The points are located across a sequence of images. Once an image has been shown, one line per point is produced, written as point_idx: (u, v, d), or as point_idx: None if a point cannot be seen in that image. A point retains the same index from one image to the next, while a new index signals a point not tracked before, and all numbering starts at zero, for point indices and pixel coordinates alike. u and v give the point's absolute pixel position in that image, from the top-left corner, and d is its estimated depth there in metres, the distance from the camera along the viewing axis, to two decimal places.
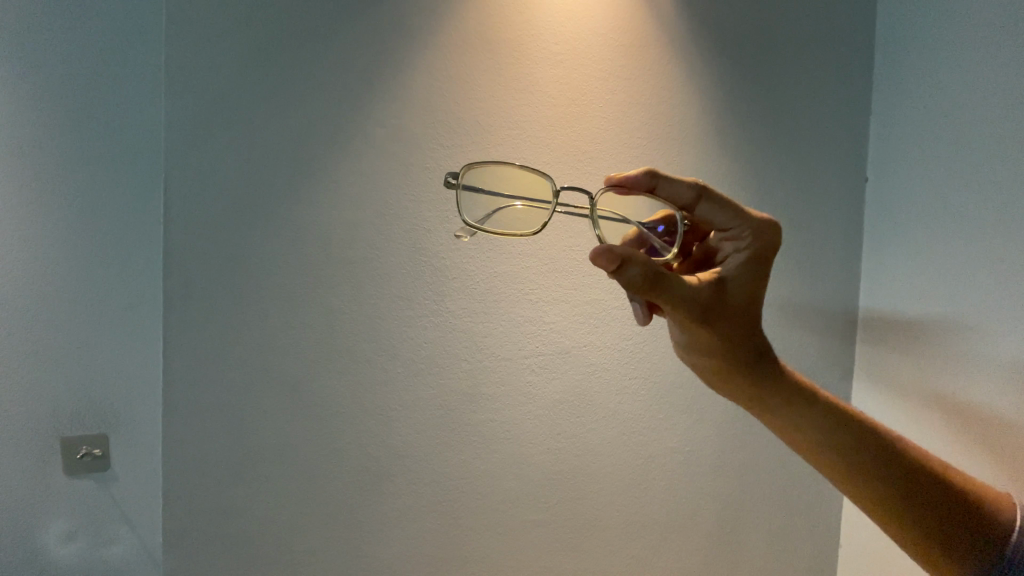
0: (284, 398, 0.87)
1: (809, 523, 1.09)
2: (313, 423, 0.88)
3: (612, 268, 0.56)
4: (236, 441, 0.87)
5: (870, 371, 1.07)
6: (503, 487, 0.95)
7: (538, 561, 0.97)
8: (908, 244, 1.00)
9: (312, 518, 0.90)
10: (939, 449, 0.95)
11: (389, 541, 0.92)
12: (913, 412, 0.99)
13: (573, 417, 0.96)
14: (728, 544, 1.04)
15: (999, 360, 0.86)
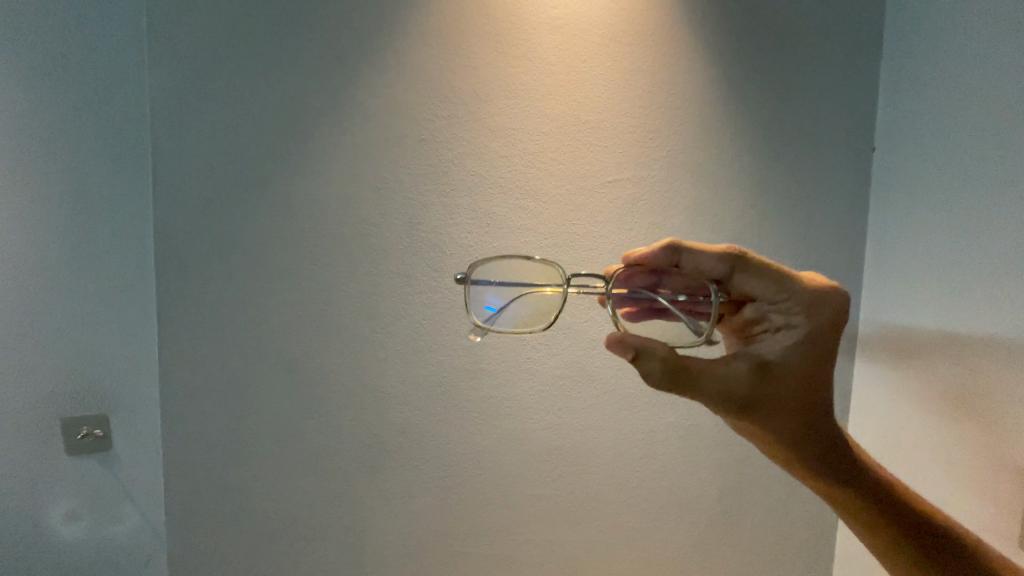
0: (271, 381, 0.86)
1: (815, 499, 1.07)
2: (303, 405, 0.88)
3: (628, 358, 0.55)
4: (235, 420, 0.87)
5: (857, 378, 1.07)
6: (504, 462, 0.95)
7: (538, 533, 0.98)
8: (899, 235, 0.98)
9: (316, 494, 0.90)
10: (939, 430, 0.91)
11: (394, 518, 0.92)
12: (914, 393, 0.95)
13: (574, 395, 0.96)
14: (728, 516, 1.04)
15: (990, 348, 0.82)
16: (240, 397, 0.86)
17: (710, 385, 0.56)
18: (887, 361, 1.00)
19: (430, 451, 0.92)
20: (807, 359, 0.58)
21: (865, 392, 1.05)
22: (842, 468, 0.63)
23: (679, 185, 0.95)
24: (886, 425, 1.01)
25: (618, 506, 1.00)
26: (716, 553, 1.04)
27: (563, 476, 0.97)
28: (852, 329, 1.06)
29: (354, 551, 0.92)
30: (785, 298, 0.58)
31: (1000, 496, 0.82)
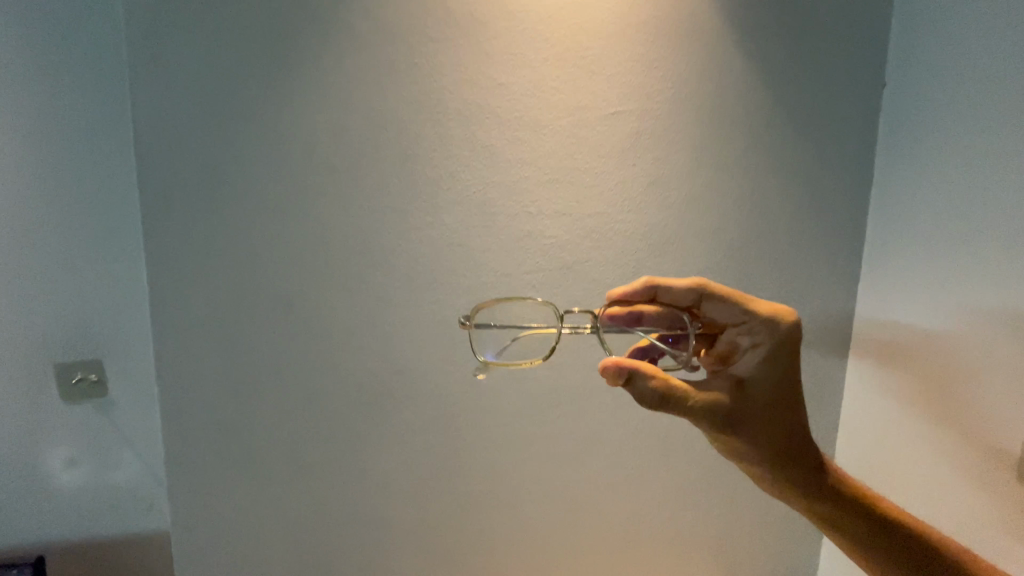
0: (266, 321, 0.85)
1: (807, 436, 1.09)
2: (300, 345, 0.86)
3: (621, 381, 0.61)
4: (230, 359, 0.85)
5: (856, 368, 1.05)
6: (504, 403, 0.94)
7: (538, 473, 0.98)
8: (906, 208, 0.94)
9: (316, 434, 0.90)
10: (934, 373, 0.90)
11: (394, 457, 0.92)
12: (912, 337, 0.93)
13: (575, 336, 0.94)
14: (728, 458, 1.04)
15: (993, 288, 0.80)
16: (236, 338, 0.85)
17: (694, 400, 0.62)
18: (879, 357, 1.00)
19: (430, 391, 0.91)
20: (773, 372, 0.66)
21: (865, 348, 1.03)
22: (822, 484, 0.67)
23: (682, 118, 0.91)
24: (884, 369, 1.00)
25: (618, 447, 1.00)
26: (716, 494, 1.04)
27: (561, 417, 0.97)
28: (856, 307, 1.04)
29: (355, 490, 0.93)
30: (749, 321, 0.68)
31: (995, 434, 0.81)
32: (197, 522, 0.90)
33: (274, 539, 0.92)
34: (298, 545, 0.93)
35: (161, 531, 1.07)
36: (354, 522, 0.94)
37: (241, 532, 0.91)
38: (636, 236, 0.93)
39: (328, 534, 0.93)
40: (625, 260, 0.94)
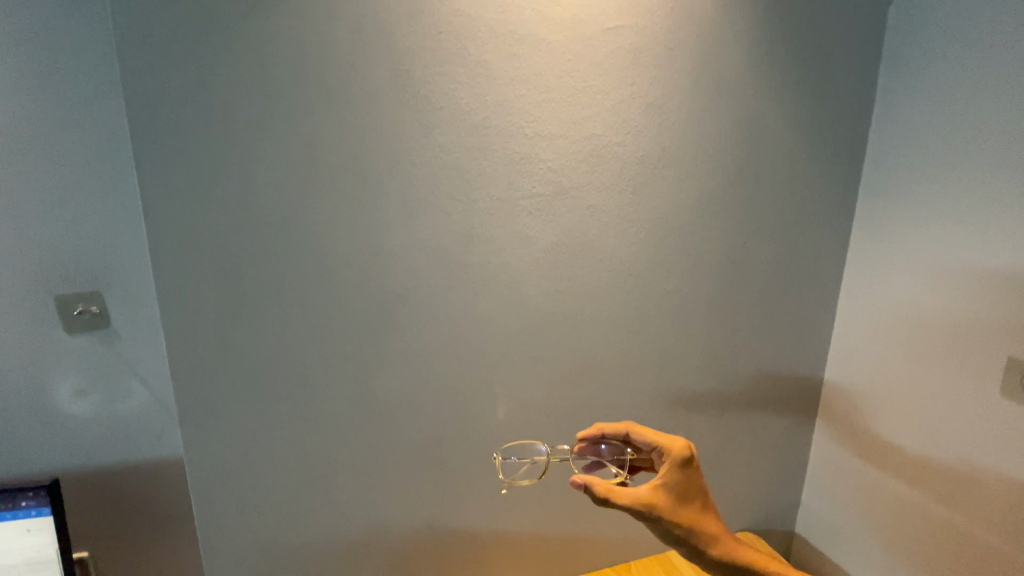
0: (244, 250, 0.79)
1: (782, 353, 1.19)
2: (284, 276, 0.81)
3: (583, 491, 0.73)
4: (218, 287, 0.79)
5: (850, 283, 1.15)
6: (502, 332, 0.94)
7: (537, 399, 1.00)
8: (906, 130, 1.00)
9: (314, 365, 0.86)
10: (925, 263, 0.99)
11: (395, 386, 0.91)
12: (910, 234, 1.01)
13: (571, 263, 0.94)
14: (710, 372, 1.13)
15: (987, 177, 0.87)
16: (213, 270, 0.79)
17: (629, 504, 0.75)
18: (873, 260, 1.09)
19: (430, 318, 0.89)
20: (688, 474, 0.81)
21: (864, 255, 1.11)
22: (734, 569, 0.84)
23: (681, 37, 0.89)
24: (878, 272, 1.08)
25: (612, 370, 1.04)
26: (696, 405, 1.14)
27: (558, 342, 0.98)
28: (855, 225, 1.12)
29: (351, 426, 0.90)
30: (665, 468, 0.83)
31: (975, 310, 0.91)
32: (194, 464, 0.85)
33: (279, 475, 0.89)
34: (304, 480, 0.90)
35: (174, 456, 1.12)
36: (359, 453, 0.92)
37: (244, 469, 0.87)
38: (632, 160, 0.93)
39: (333, 467, 0.91)
40: (621, 185, 0.93)
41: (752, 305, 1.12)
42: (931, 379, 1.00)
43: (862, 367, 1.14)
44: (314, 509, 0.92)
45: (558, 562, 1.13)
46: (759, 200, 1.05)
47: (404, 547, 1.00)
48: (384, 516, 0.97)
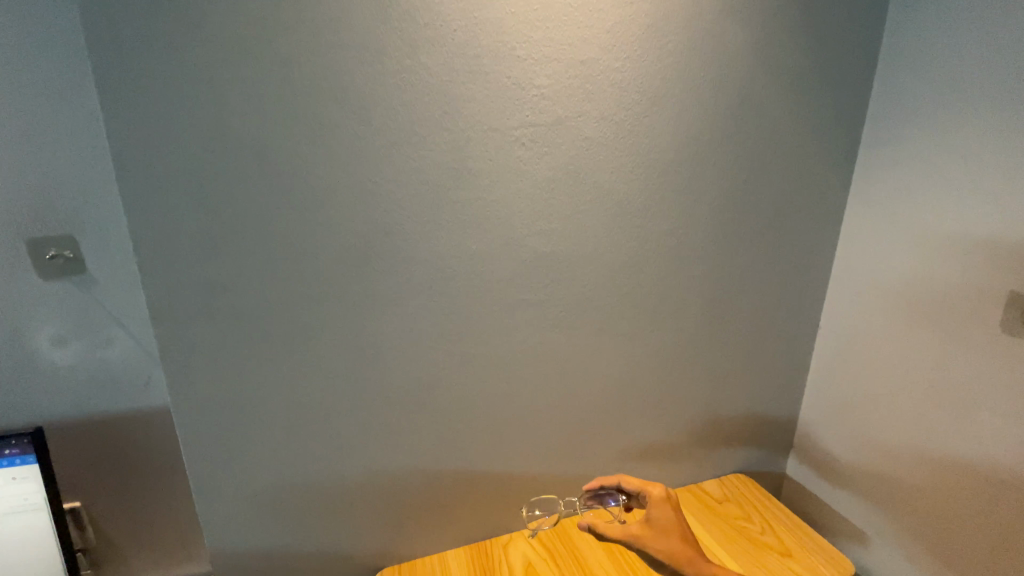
0: (221, 183, 0.74)
1: (780, 294, 1.18)
2: (265, 210, 0.76)
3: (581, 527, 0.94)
4: (198, 218, 0.74)
5: (850, 222, 1.16)
6: (496, 271, 0.91)
7: (532, 341, 0.98)
8: (918, 55, 0.98)
9: (303, 303, 0.82)
10: (931, 187, 0.98)
11: (389, 326, 0.88)
12: (914, 160, 1.01)
13: (568, 199, 0.91)
14: (707, 315, 1.11)
15: (1001, 91, 0.85)
16: (187, 203, 0.73)
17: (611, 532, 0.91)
18: (875, 191, 1.09)
19: (422, 254, 0.86)
20: (665, 511, 0.94)
21: (866, 188, 1.11)
22: None
23: None
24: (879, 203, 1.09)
25: (609, 312, 1.02)
26: (694, 348, 1.13)
27: (554, 282, 0.95)
28: (858, 161, 1.12)
29: (342, 370, 0.88)
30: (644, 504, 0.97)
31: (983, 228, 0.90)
32: (184, 406, 0.81)
33: (272, 417, 0.86)
34: (298, 423, 0.88)
35: (163, 406, 1.10)
36: (353, 396, 0.90)
37: (235, 412, 0.84)
38: (631, 88, 0.88)
39: (327, 409, 0.89)
40: (619, 115, 0.89)
41: (750, 246, 1.10)
42: (931, 310, 1.01)
43: (860, 305, 1.15)
44: (309, 453, 0.90)
45: (554, 504, 1.14)
46: (760, 136, 1.01)
47: (402, 491, 0.99)
48: (381, 459, 0.95)
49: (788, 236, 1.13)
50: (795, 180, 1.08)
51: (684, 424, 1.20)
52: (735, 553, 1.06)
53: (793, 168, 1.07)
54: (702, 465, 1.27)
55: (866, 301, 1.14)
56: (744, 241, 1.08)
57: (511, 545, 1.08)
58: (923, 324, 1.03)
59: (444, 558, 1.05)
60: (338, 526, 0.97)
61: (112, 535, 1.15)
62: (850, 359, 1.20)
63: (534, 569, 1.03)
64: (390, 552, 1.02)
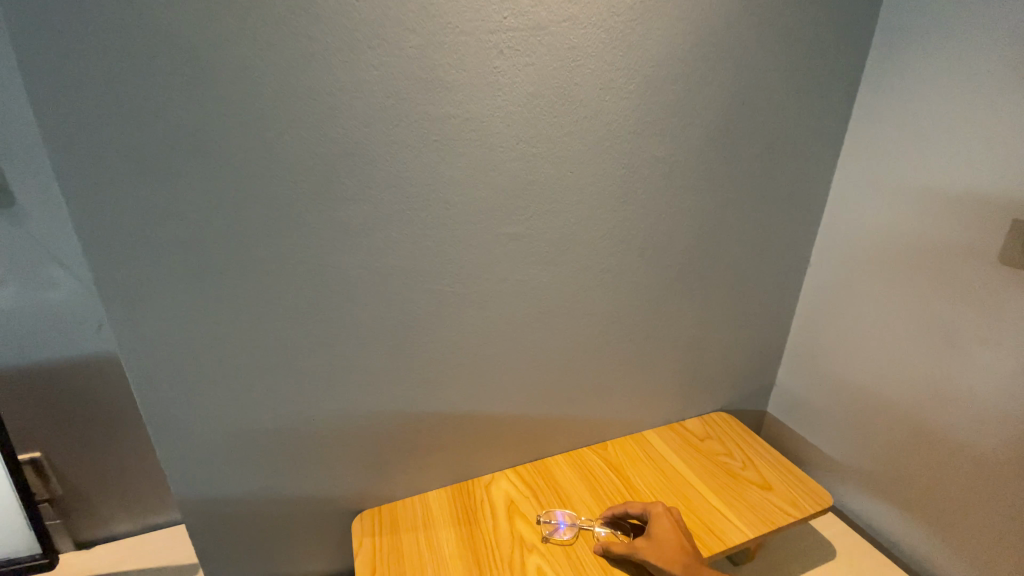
0: (152, 91, 0.63)
1: (769, 228, 1.15)
2: (208, 124, 0.67)
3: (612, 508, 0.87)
4: (124, 132, 0.64)
5: (846, 153, 1.15)
6: (474, 200, 0.84)
7: (514, 277, 0.93)
8: None
9: (256, 233, 0.74)
10: (940, 104, 0.96)
11: (356, 260, 0.81)
12: (921, 78, 0.99)
13: (551, 117, 0.82)
14: (696, 250, 1.07)
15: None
16: (111, 114, 0.63)
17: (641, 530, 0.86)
18: (877, 116, 1.07)
19: (390, 180, 0.78)
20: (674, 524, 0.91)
21: (868, 113, 1.09)
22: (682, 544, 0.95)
23: None
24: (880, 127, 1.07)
25: (595, 246, 0.96)
26: (680, 284, 1.09)
27: (534, 213, 0.89)
28: (862, 86, 1.09)
29: (310, 306, 0.82)
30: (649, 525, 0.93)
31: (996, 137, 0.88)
32: (135, 347, 0.74)
33: (230, 357, 0.80)
34: (262, 363, 0.82)
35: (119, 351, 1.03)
36: (323, 334, 0.84)
37: (192, 351, 0.78)
38: None
39: (292, 349, 0.83)
40: (609, 20, 0.79)
41: (741, 177, 1.04)
42: (931, 229, 1.00)
43: (854, 234, 1.15)
44: (275, 395, 0.85)
45: (536, 445, 1.12)
46: (759, 54, 0.94)
47: (379, 433, 0.96)
48: (354, 401, 0.91)
49: (780, 166, 1.08)
50: (788, 107, 1.03)
51: (668, 363, 1.18)
52: (716, 487, 1.07)
53: (789, 91, 1.01)
54: (685, 404, 1.26)
55: (861, 229, 1.13)
56: (736, 171, 1.03)
57: (493, 484, 1.07)
58: (920, 245, 1.02)
59: (425, 499, 1.03)
60: (313, 470, 0.93)
61: (77, 484, 1.10)
62: (840, 290, 1.20)
63: (517, 507, 1.01)
64: (369, 494, 1.00)
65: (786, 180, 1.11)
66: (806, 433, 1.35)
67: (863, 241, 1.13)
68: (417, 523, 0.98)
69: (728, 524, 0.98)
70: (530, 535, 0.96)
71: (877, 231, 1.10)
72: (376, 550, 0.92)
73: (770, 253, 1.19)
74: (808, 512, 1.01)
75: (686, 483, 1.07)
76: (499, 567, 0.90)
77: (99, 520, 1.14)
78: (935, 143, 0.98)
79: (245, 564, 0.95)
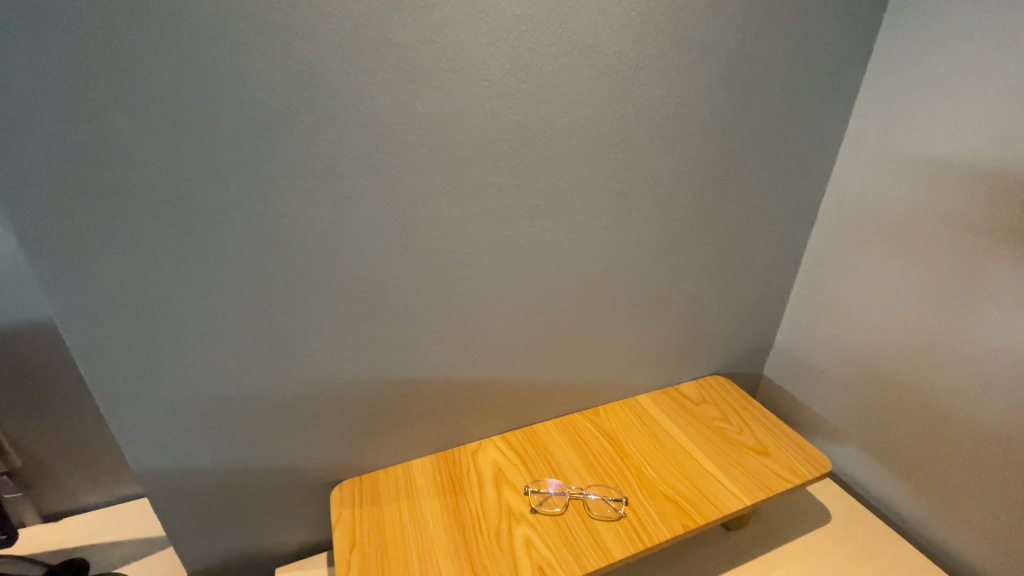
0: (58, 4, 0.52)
1: (775, 181, 1.07)
2: (134, 48, 0.56)
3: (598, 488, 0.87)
4: (28, 54, 0.53)
5: (862, 96, 1.05)
6: (456, 144, 0.75)
7: (502, 232, 0.85)
8: None
9: (203, 178, 0.65)
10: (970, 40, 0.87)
11: (322, 211, 0.72)
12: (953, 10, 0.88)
13: (541, 47, 0.72)
14: (697, 204, 1.00)
15: None
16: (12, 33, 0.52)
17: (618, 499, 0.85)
18: (901, 53, 0.97)
19: (357, 118, 0.68)
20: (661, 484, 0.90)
21: (892, 49, 0.98)
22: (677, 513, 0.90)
23: None
24: (902, 66, 0.97)
25: (589, 199, 0.88)
26: (680, 241, 1.02)
27: (523, 159, 0.80)
28: (885, 20, 0.98)
29: (275, 264, 0.73)
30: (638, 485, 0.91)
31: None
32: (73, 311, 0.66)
33: (186, 321, 0.72)
34: (221, 327, 0.74)
35: None
36: (291, 295, 0.76)
37: (140, 315, 0.69)
38: None
39: (255, 310, 0.75)
40: None
41: (749, 123, 0.96)
42: (949, 182, 0.93)
43: (865, 186, 1.08)
44: (239, 360, 0.78)
45: (526, 410, 1.07)
46: None
47: (358, 401, 0.89)
48: (327, 367, 0.84)
49: (790, 113, 0.99)
50: (804, 44, 0.93)
51: (664, 324, 1.12)
52: (711, 452, 1.03)
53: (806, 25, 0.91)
54: (680, 367, 1.22)
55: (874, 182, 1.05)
56: (744, 117, 0.94)
57: (480, 452, 1.02)
58: (939, 199, 0.95)
59: (408, 468, 0.98)
60: (287, 440, 0.87)
61: (38, 455, 1.03)
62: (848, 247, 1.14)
63: (504, 476, 0.97)
64: (349, 463, 0.94)
65: (794, 127, 1.03)
66: (801, 395, 1.32)
67: (876, 194, 1.06)
68: (400, 493, 0.93)
69: (723, 490, 0.95)
70: (517, 505, 0.91)
71: (891, 183, 1.03)
72: (356, 522, 0.87)
73: (774, 209, 1.12)
74: (806, 478, 0.98)
75: (679, 449, 1.03)
76: (486, 538, 0.86)
77: (65, 492, 1.08)
78: (960, 87, 0.89)
79: (220, 537, 0.90)
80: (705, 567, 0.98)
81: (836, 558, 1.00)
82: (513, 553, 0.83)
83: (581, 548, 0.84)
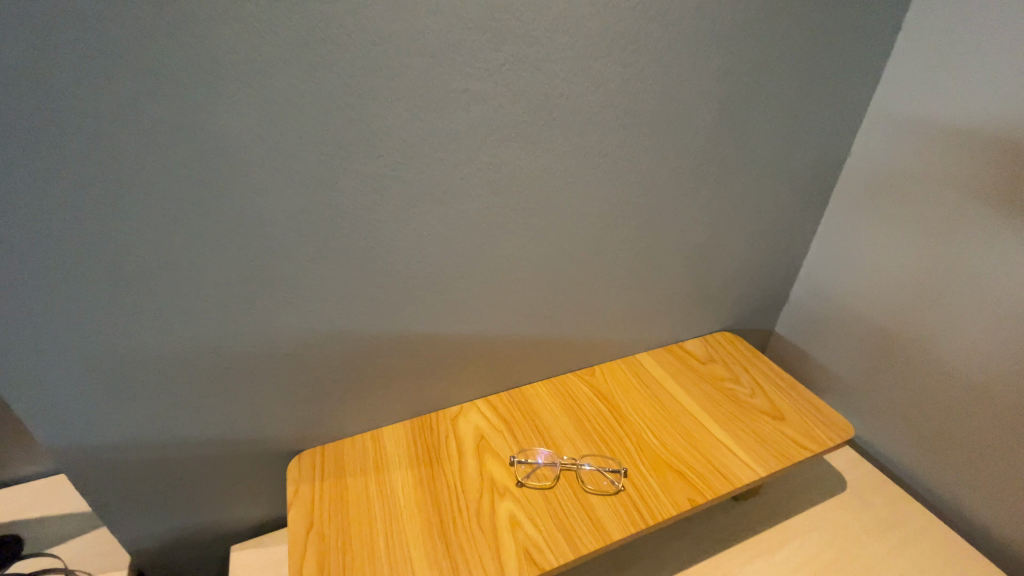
0: None
1: (803, 108, 0.92)
2: None
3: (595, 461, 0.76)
4: None
5: (923, 2, 0.90)
6: (422, 40, 0.58)
7: (482, 160, 0.69)
8: None
9: (72, 71, 0.47)
10: None
11: (245, 124, 0.55)
12: None
13: None
14: (713, 132, 0.85)
15: None
16: None
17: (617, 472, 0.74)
18: None
19: None
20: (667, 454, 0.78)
21: None
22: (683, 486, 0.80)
23: None
24: None
25: (589, 121, 0.73)
26: (692, 178, 0.88)
27: (508, 65, 0.64)
28: None
29: (190, 196, 0.57)
30: None
31: None
32: None
33: (82, 264, 0.56)
34: (129, 276, 0.59)
35: None
36: (217, 236, 0.61)
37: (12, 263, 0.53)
38: None
39: (172, 255, 0.60)
40: None
41: (779, 32, 0.80)
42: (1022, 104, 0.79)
43: (919, 112, 0.94)
44: (161, 315, 0.63)
45: (513, 372, 0.94)
46: None
47: (314, 363, 0.76)
48: (277, 323, 0.70)
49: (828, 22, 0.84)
50: None
51: (670, 274, 0.99)
52: (720, 417, 0.92)
53: None
54: (685, 323, 1.09)
55: (923, 109, 0.93)
56: (775, 23, 0.79)
57: (461, 418, 0.90)
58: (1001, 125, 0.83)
59: (378, 435, 0.86)
60: (234, 408, 0.74)
61: None
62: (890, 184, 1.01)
63: (487, 444, 0.85)
64: (309, 433, 0.82)
65: (834, 40, 0.87)
66: (815, 349, 1.23)
67: (930, 120, 0.93)
68: (367, 465, 0.81)
69: (734, 459, 0.84)
70: (502, 478, 0.80)
71: (950, 108, 0.90)
72: (316, 499, 0.76)
73: (799, 143, 0.97)
74: (826, 445, 0.88)
75: (685, 413, 0.92)
76: (465, 516, 0.75)
77: None
78: None
79: (164, 513, 0.79)
80: (709, 541, 0.90)
81: (853, 528, 0.93)
82: (495, 532, 0.73)
83: (574, 527, 0.74)
